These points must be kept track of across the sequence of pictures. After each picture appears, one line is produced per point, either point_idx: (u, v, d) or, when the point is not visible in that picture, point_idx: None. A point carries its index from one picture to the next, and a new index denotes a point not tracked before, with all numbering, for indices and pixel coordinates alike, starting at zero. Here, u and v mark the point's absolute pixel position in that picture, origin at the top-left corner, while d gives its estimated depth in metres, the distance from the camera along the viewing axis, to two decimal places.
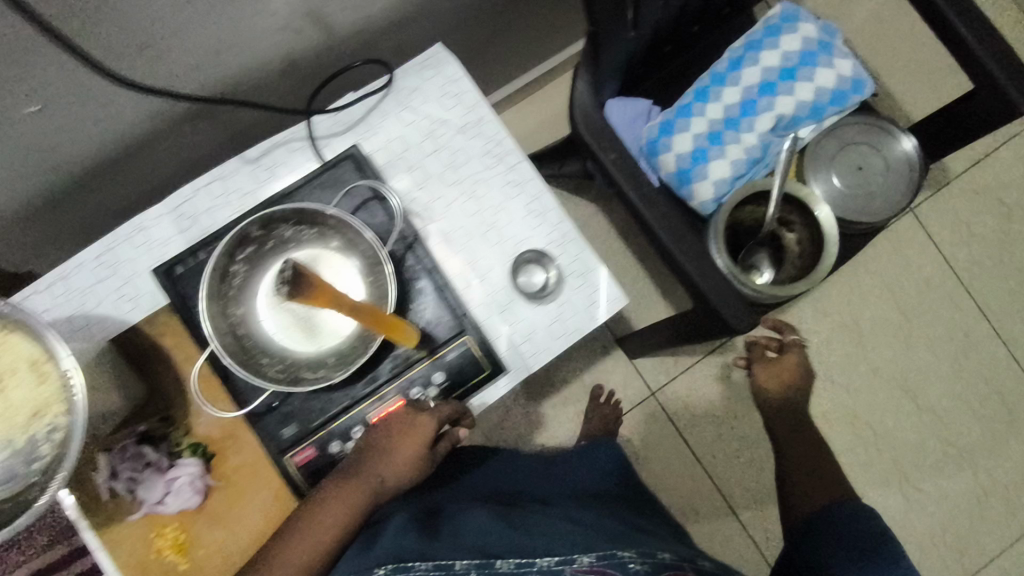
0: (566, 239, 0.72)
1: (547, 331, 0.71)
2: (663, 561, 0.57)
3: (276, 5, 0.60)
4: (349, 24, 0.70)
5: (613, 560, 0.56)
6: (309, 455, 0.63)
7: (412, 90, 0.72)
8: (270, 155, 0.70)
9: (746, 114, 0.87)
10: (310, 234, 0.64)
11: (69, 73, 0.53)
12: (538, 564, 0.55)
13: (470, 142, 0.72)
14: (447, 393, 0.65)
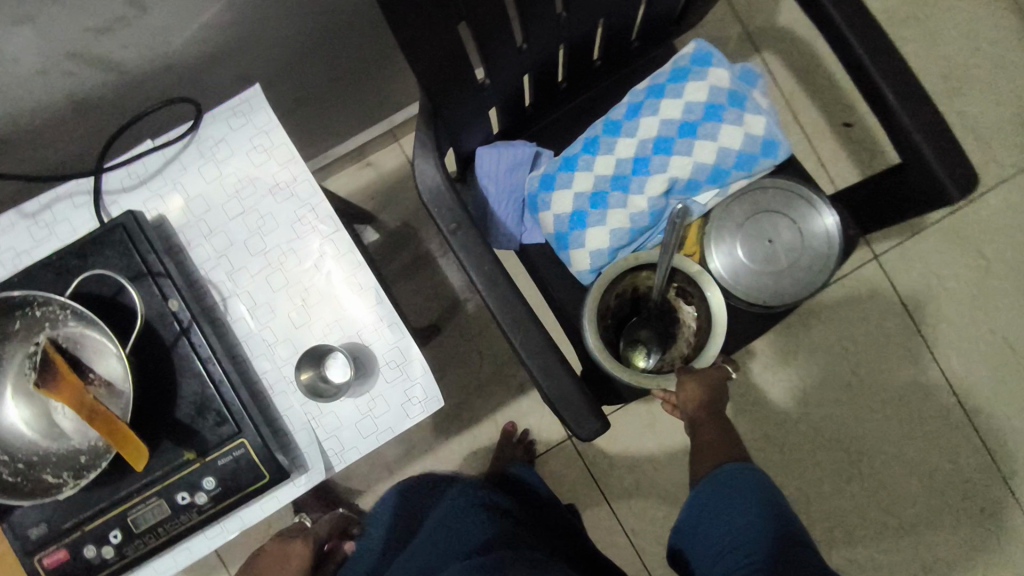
0: (382, 323, 0.63)
1: (353, 427, 0.63)
2: None
3: (14, 49, 0.52)
4: (143, 62, 0.61)
5: None
6: (59, 560, 0.57)
7: (217, 142, 0.63)
8: (48, 211, 0.63)
9: (638, 173, 0.76)
10: (60, 316, 0.56)
11: None
12: None
13: (280, 205, 0.63)
14: (218, 501, 0.58)
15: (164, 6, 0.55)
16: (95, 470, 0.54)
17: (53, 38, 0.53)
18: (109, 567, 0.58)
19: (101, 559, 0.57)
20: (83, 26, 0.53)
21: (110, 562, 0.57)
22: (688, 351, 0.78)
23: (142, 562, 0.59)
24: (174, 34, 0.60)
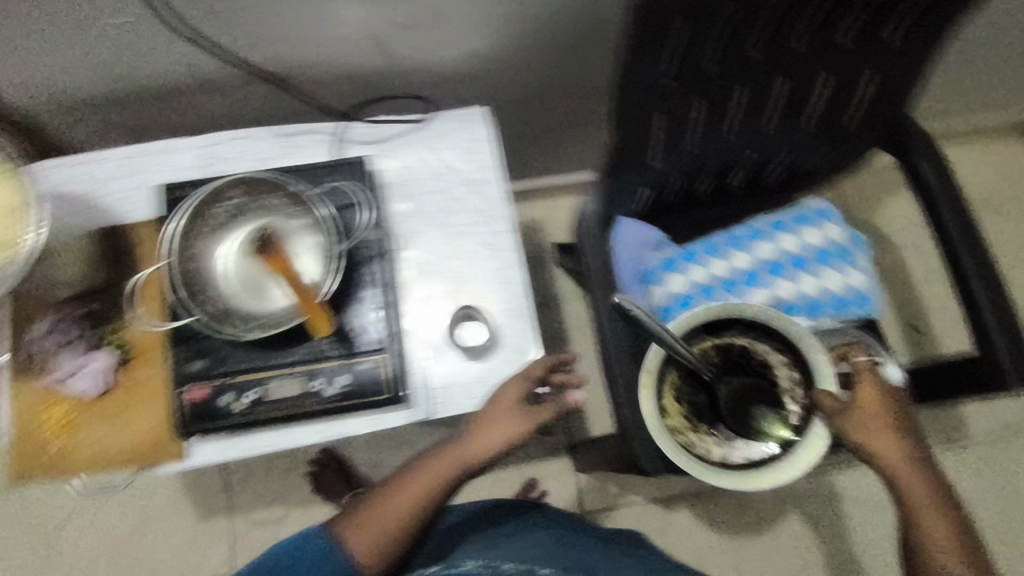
0: (516, 314, 0.75)
1: (464, 388, 0.73)
2: None
3: (344, 20, 0.70)
4: (411, 61, 0.80)
5: None
6: (200, 397, 0.68)
7: (441, 133, 0.78)
8: (299, 136, 0.77)
9: (745, 283, 0.89)
10: (290, 210, 0.70)
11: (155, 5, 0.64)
12: None
13: (470, 196, 0.77)
14: (343, 398, 0.69)
15: (453, 25, 0.74)
16: (273, 329, 0.67)
17: (372, 20, 0.71)
18: (233, 419, 0.68)
19: (232, 409, 0.68)
20: (395, 18, 0.72)
21: (236, 414, 0.68)
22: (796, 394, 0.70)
23: (257, 427, 0.69)
24: (443, 49, 0.78)
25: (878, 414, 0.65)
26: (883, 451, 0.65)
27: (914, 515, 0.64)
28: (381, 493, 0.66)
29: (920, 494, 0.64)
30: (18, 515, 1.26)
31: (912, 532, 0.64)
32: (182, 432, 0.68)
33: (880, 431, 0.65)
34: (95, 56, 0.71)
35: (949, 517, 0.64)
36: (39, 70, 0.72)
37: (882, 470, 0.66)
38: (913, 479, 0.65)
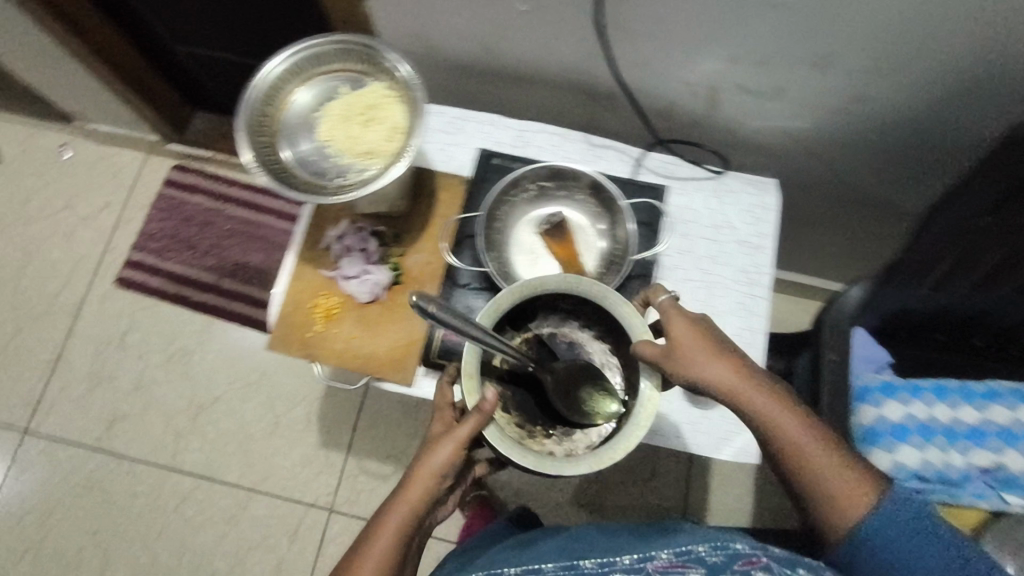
0: None
1: (676, 425, 0.74)
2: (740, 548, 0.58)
3: (700, 68, 0.75)
4: (726, 119, 0.84)
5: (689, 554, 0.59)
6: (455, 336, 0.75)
7: (729, 191, 0.82)
8: (604, 149, 0.84)
9: (970, 438, 0.80)
10: (592, 215, 0.75)
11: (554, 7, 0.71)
12: (621, 562, 0.61)
13: (739, 254, 0.80)
14: None
15: (788, 105, 0.77)
16: None
17: (721, 78, 0.75)
18: None
19: None
20: (743, 84, 0.75)
21: None
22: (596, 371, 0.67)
23: None
24: (763, 119, 0.82)
25: (700, 336, 0.61)
26: (694, 367, 0.60)
27: (819, 479, 0.59)
28: (348, 556, 0.60)
29: (823, 452, 0.59)
30: (184, 377, 1.40)
31: (801, 476, 0.60)
32: (428, 360, 0.77)
33: (705, 348, 0.61)
34: (471, 29, 0.80)
35: (857, 477, 0.59)
36: (420, 24, 0.82)
37: (751, 414, 0.60)
38: (802, 432, 0.60)
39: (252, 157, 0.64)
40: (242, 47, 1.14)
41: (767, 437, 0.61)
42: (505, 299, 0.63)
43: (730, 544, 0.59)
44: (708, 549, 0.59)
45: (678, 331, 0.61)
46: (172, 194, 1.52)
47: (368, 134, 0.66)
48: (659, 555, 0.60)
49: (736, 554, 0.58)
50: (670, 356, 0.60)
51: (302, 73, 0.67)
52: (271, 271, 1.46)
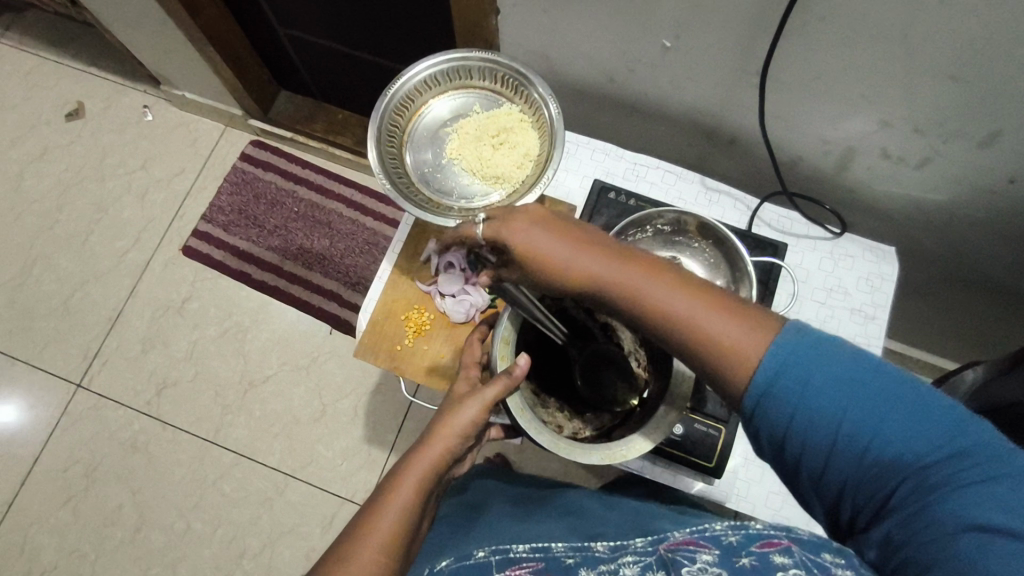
0: None
1: (765, 494, 0.70)
2: (759, 527, 0.46)
3: (845, 126, 0.73)
4: (853, 178, 0.80)
5: (705, 532, 0.49)
6: None
7: (846, 255, 0.78)
8: (719, 195, 0.81)
9: None
10: (712, 271, 0.71)
11: (704, 47, 0.69)
12: (634, 544, 0.52)
13: (851, 323, 0.76)
14: (670, 444, 0.69)
15: (931, 173, 0.74)
16: None
17: (865, 139, 0.73)
18: None
19: None
20: (887, 147, 0.73)
21: None
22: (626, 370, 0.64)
23: None
24: (896, 184, 0.78)
25: (559, 232, 0.50)
26: (557, 269, 0.49)
27: (717, 345, 0.44)
28: (350, 527, 0.50)
29: (696, 302, 0.45)
30: (236, 354, 1.40)
31: (695, 355, 0.46)
32: None
33: (554, 235, 0.50)
34: (602, 58, 0.78)
35: (751, 316, 0.44)
36: (549, 46, 0.80)
37: (644, 317, 0.47)
38: (678, 299, 0.46)
39: (379, 163, 0.62)
40: (348, 39, 1.13)
41: (653, 330, 0.47)
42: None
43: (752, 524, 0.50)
44: (729, 528, 0.49)
45: (515, 230, 0.51)
46: (247, 169, 1.52)
47: (496, 159, 0.65)
48: (675, 534, 0.51)
49: (755, 535, 0.46)
50: (536, 268, 0.50)
51: (441, 85, 0.67)
52: (334, 259, 1.45)
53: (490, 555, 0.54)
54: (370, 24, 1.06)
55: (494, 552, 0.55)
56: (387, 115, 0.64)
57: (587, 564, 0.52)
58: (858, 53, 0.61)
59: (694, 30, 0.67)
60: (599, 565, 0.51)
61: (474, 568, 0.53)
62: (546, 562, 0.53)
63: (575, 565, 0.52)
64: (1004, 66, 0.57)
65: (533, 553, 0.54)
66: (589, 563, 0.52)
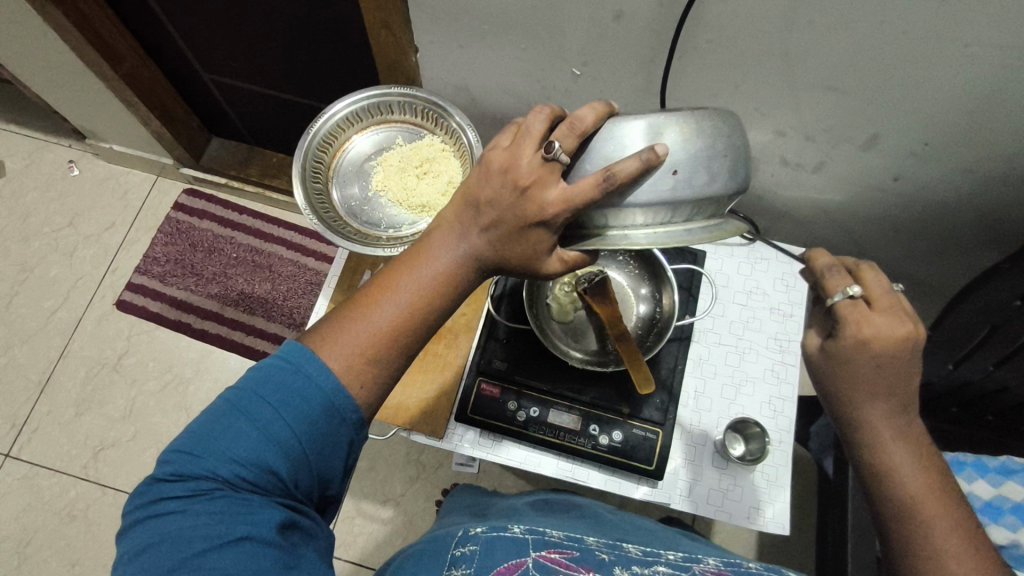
0: (779, 445, 0.75)
1: (707, 491, 0.73)
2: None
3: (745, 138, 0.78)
4: (761, 185, 0.87)
5: (739, 568, 0.51)
6: (490, 392, 0.73)
7: (761, 258, 0.83)
8: None
9: None
10: (636, 280, 0.76)
11: (611, 72, 0.73)
12: (665, 557, 0.52)
13: (771, 321, 0.80)
14: (610, 452, 0.71)
15: (829, 175, 0.80)
16: (594, 365, 0.70)
17: (765, 148, 0.79)
18: (511, 425, 0.71)
19: (514, 416, 0.72)
20: (785, 156, 0.79)
21: (515, 423, 0.72)
22: (588, 289, 0.70)
23: (523, 441, 0.72)
24: (797, 189, 0.85)
25: (892, 366, 0.50)
26: (854, 395, 0.52)
27: (921, 521, 0.49)
28: (364, 298, 0.48)
29: (938, 507, 0.49)
30: (178, 408, 1.35)
31: (902, 530, 0.50)
32: (461, 415, 0.72)
33: (891, 360, 0.50)
34: (518, 89, 0.82)
35: (978, 554, 0.47)
36: (468, 79, 0.84)
37: (881, 470, 0.51)
38: (917, 482, 0.50)
39: (303, 196, 0.63)
40: (277, 82, 1.15)
41: (877, 480, 0.52)
42: (697, 225, 0.47)
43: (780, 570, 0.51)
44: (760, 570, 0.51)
45: (877, 318, 0.49)
46: (181, 219, 1.50)
47: (419, 188, 0.68)
48: (707, 561, 0.53)
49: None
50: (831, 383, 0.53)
51: (362, 121, 0.70)
52: (276, 301, 1.44)
53: (526, 534, 0.51)
54: (296, 66, 1.07)
55: (530, 532, 0.51)
56: (310, 151, 0.65)
57: (622, 563, 0.50)
58: (747, 71, 0.67)
59: (600, 55, 0.71)
60: (633, 564, 0.50)
61: (511, 540, 0.49)
62: (580, 553, 0.49)
63: (610, 562, 0.49)
64: (875, 76, 0.63)
65: (568, 543, 0.51)
66: (622, 561, 0.50)
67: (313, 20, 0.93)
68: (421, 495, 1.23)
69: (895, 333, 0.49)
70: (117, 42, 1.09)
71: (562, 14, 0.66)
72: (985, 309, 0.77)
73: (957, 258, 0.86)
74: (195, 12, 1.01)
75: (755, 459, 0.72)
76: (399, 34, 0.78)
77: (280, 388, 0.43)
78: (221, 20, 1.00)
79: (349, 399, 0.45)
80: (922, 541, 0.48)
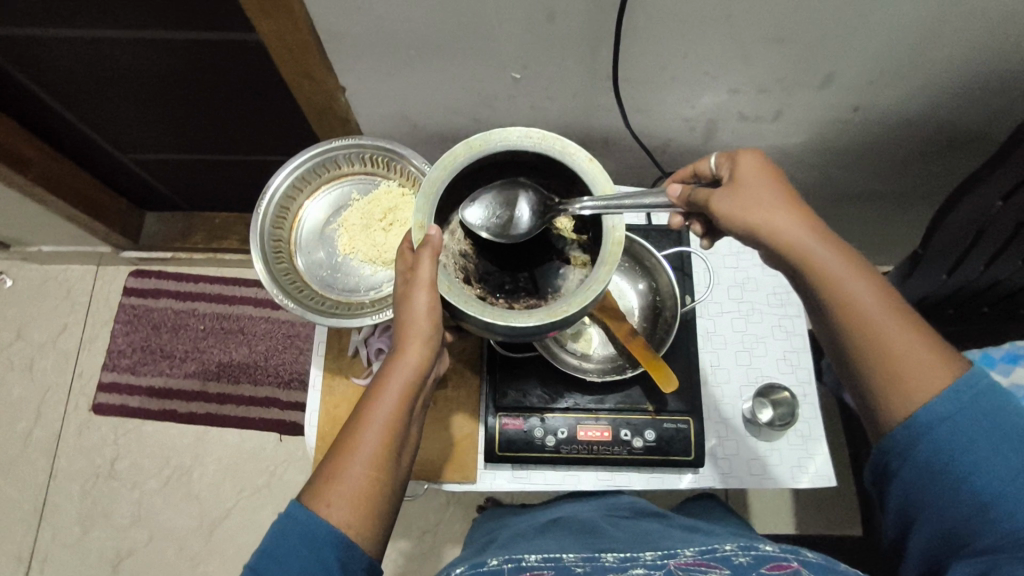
0: (804, 398, 0.75)
1: (748, 463, 0.72)
2: (770, 552, 0.50)
3: (701, 103, 0.76)
4: (723, 143, 0.85)
5: (715, 553, 0.51)
6: (514, 424, 0.70)
7: None
8: None
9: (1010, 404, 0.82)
10: (634, 275, 0.74)
11: (554, 70, 0.70)
12: (643, 557, 0.53)
13: (766, 277, 0.79)
14: (647, 453, 0.69)
15: (789, 120, 0.79)
16: (612, 375, 0.69)
17: (721, 109, 0.77)
18: (543, 452, 0.69)
19: (544, 442, 0.69)
20: (743, 111, 0.78)
21: (546, 449, 0.69)
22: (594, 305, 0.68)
23: (557, 463, 0.70)
24: (760, 138, 0.83)
25: (773, 185, 0.50)
26: (769, 218, 0.49)
27: (879, 331, 0.47)
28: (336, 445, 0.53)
29: (887, 312, 0.47)
30: (187, 497, 1.30)
31: (863, 354, 0.48)
32: (491, 455, 0.70)
33: (770, 181, 0.50)
34: (459, 105, 0.78)
35: (935, 355, 0.47)
36: (405, 106, 0.79)
37: (825, 290, 0.49)
38: (858, 287, 0.48)
39: (272, 281, 0.59)
40: (202, 146, 1.08)
41: (822, 308, 0.49)
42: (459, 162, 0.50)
43: (761, 545, 0.52)
44: (738, 550, 0.51)
45: (745, 163, 0.51)
46: (135, 304, 1.42)
47: (390, 241, 0.64)
48: (685, 552, 0.53)
49: (764, 558, 0.49)
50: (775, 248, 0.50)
51: (311, 184, 0.65)
52: (258, 364, 1.38)
53: (503, 564, 0.53)
54: (217, 126, 1.01)
55: (507, 561, 0.53)
56: (266, 231, 0.61)
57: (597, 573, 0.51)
58: (690, 40, 0.64)
59: (539, 57, 0.68)
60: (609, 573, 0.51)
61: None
62: (557, 571, 0.51)
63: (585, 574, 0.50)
64: (822, 18, 0.61)
65: (544, 563, 0.52)
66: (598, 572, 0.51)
67: (224, 78, 0.86)
68: (457, 519, 1.21)
69: (755, 161, 0.51)
70: (16, 145, 1.01)
71: (492, 24, 0.63)
72: (970, 219, 0.77)
73: (928, 166, 0.86)
74: (93, 96, 0.93)
75: (786, 424, 0.71)
76: (322, 78, 0.73)
77: (285, 544, 0.48)
78: (124, 98, 0.93)
79: (334, 525, 0.48)
80: (893, 350, 0.47)
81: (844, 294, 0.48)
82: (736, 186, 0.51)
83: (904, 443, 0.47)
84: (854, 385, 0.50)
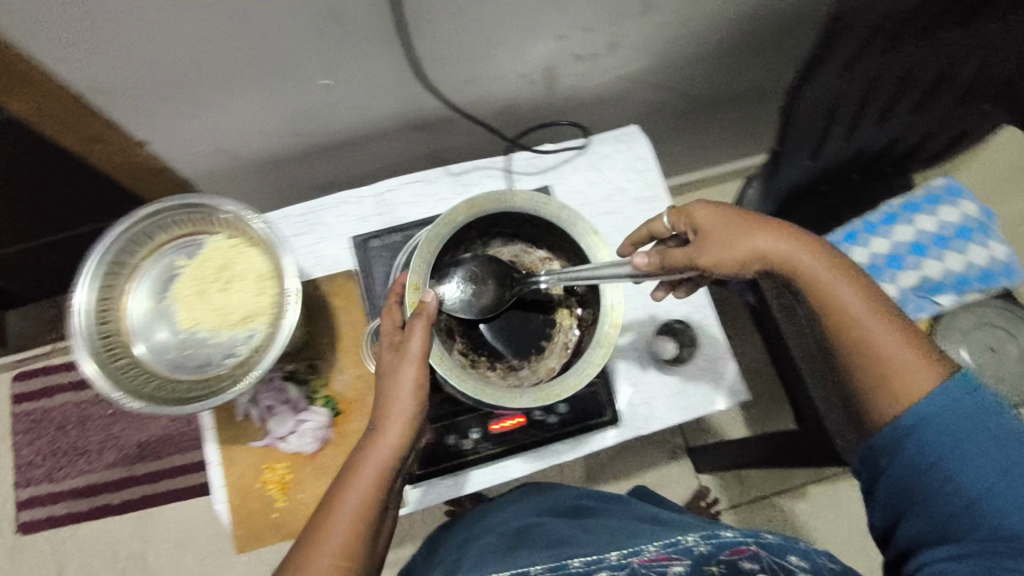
0: (703, 321, 0.76)
1: (666, 401, 0.73)
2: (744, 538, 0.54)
3: (528, 56, 0.73)
4: (567, 88, 0.82)
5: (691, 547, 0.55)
6: (426, 439, 0.68)
7: (603, 156, 0.81)
8: (469, 174, 0.80)
9: (892, 265, 0.90)
10: (524, 250, 0.70)
11: (360, 67, 0.64)
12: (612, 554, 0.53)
13: (641, 215, 0.80)
14: (563, 425, 0.69)
15: (623, 51, 0.76)
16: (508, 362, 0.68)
17: (552, 57, 0.74)
18: (462, 457, 0.68)
19: (460, 447, 0.68)
20: (574, 53, 0.74)
21: (465, 453, 0.68)
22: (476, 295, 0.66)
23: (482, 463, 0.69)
24: (601, 74, 0.81)
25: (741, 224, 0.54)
26: (746, 246, 0.53)
27: (868, 333, 0.48)
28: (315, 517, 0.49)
29: (879, 322, 0.48)
30: None
31: (855, 359, 0.49)
32: (412, 476, 0.68)
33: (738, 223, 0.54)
34: (279, 123, 0.72)
35: (928, 360, 0.47)
36: (222, 140, 0.72)
37: (818, 302, 0.51)
38: (847, 298, 0.50)
39: (109, 384, 0.53)
40: (30, 232, 0.97)
41: (818, 317, 0.51)
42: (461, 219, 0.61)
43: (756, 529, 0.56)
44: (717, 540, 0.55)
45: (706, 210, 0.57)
46: (27, 409, 1.30)
47: (232, 300, 0.59)
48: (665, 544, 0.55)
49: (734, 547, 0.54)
50: (763, 267, 0.53)
51: (128, 266, 0.60)
52: (182, 430, 1.30)
53: None
54: (35, 208, 0.90)
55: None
56: (88, 333, 0.55)
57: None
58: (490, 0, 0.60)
59: (340, 56, 0.62)
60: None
61: None
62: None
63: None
64: None
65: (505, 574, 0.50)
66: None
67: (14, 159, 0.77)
68: (428, 519, 1.20)
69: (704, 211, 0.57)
70: None
71: (271, 36, 0.56)
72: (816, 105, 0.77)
73: (769, 57, 0.86)
74: None
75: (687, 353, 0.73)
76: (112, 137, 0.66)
77: None
78: None
79: None
80: (886, 355, 0.48)
81: (833, 297, 0.50)
82: (703, 238, 0.55)
83: (893, 442, 0.47)
84: (848, 386, 0.51)
